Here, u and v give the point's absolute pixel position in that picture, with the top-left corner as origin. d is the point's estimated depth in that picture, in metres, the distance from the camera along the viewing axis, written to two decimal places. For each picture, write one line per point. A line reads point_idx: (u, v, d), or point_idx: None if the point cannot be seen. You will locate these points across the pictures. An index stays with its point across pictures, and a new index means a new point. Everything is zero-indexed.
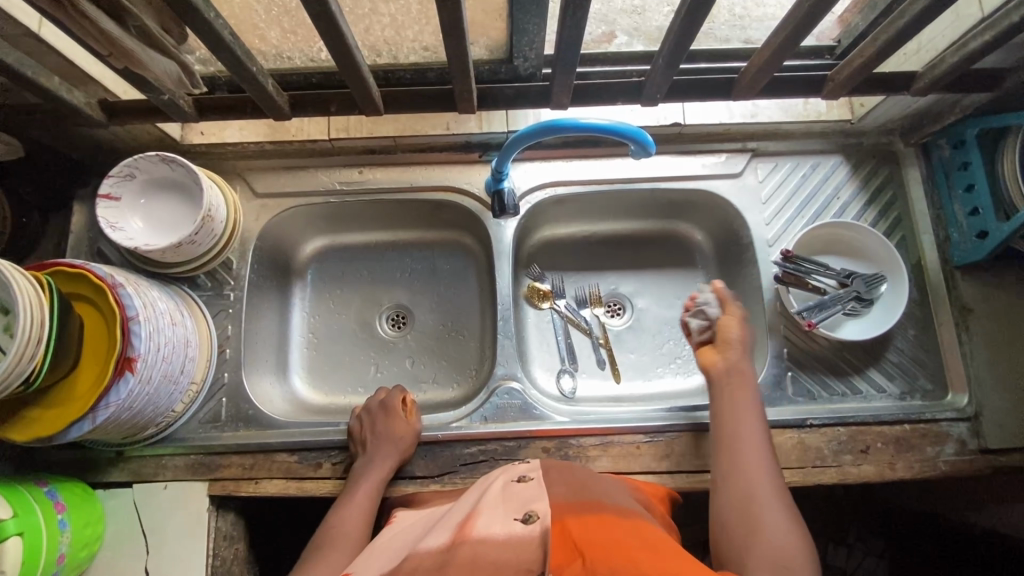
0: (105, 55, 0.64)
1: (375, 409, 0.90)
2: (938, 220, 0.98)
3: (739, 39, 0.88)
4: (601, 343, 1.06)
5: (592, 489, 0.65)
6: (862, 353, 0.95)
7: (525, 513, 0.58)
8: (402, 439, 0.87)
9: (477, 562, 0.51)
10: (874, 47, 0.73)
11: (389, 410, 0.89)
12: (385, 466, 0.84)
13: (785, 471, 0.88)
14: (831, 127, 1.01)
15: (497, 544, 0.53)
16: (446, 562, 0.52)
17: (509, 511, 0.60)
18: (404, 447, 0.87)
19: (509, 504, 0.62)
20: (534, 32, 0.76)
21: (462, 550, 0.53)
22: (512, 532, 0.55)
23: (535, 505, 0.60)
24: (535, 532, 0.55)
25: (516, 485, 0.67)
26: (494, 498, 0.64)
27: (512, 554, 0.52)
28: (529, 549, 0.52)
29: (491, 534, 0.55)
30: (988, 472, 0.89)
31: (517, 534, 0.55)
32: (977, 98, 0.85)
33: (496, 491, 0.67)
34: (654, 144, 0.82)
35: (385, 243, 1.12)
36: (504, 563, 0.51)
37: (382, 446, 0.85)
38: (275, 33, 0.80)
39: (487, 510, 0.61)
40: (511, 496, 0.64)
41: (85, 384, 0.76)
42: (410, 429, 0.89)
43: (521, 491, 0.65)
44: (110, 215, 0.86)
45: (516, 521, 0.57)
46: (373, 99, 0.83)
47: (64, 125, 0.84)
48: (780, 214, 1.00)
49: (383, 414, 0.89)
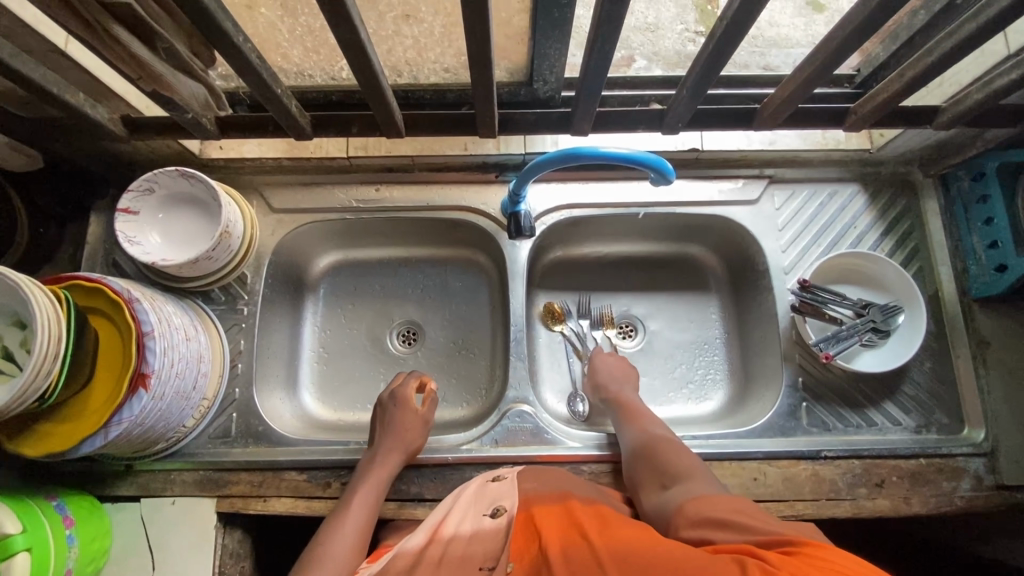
0: (133, 78, 0.64)
1: (388, 399, 0.92)
2: (955, 252, 0.97)
3: (758, 64, 0.93)
4: None
5: (564, 485, 0.76)
6: (879, 386, 0.94)
7: (493, 508, 0.71)
8: (414, 428, 0.89)
9: (446, 561, 0.63)
10: (899, 84, 0.73)
11: (401, 399, 0.91)
12: (397, 456, 0.85)
13: (798, 503, 0.87)
14: (850, 155, 1.01)
15: (463, 543, 0.65)
16: (424, 557, 0.64)
17: (480, 508, 0.72)
18: (416, 437, 0.88)
19: (478, 502, 0.73)
20: (555, 57, 0.76)
21: (433, 551, 0.65)
22: (478, 527, 0.68)
23: (501, 502, 0.71)
24: (499, 526, 0.67)
25: (492, 483, 0.78)
26: (469, 497, 0.75)
27: (477, 548, 0.64)
28: (490, 542, 0.65)
29: (459, 532, 0.67)
30: (1005, 509, 0.88)
31: (483, 528, 0.67)
32: (998, 133, 0.85)
33: (472, 488, 0.77)
34: (674, 171, 0.81)
35: (398, 259, 1.12)
36: (471, 557, 0.63)
37: (394, 437, 0.87)
38: (298, 50, 0.81)
39: (459, 508, 0.72)
40: (484, 494, 0.75)
41: (99, 399, 0.76)
42: (422, 419, 0.90)
43: (494, 489, 0.75)
44: (129, 229, 0.86)
45: (485, 516, 0.69)
46: (396, 123, 0.82)
47: (85, 140, 0.84)
48: (796, 241, 0.99)
49: (395, 404, 0.90)
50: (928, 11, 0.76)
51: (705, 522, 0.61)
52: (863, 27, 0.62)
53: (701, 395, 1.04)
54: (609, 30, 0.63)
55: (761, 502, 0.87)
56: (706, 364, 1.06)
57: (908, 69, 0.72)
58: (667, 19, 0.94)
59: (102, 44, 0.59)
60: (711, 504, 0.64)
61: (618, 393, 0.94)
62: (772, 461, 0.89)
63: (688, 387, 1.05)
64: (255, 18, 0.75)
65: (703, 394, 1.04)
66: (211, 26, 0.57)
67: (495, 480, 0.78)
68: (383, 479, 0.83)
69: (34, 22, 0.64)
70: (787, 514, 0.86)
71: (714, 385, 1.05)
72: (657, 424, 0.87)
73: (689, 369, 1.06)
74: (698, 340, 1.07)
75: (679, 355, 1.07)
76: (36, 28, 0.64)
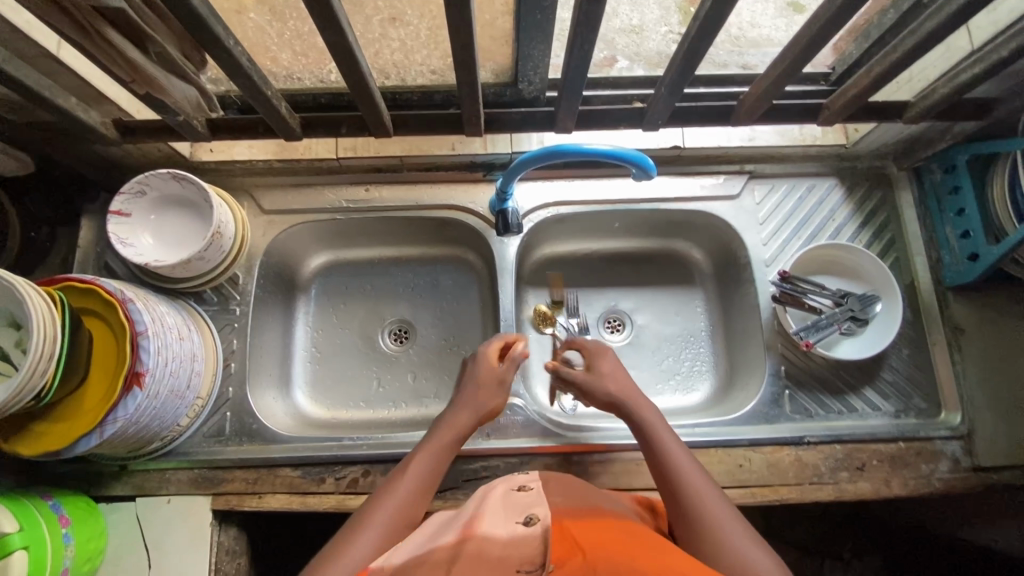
0: (128, 82, 0.66)
1: (468, 360, 0.88)
2: (930, 242, 1.01)
3: (737, 64, 0.95)
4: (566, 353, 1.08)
5: (594, 499, 0.68)
6: (858, 372, 0.97)
7: (526, 516, 0.61)
8: (489, 386, 0.84)
9: (484, 555, 0.53)
10: (868, 78, 0.76)
11: (479, 358, 0.86)
12: (470, 414, 0.81)
13: (782, 488, 0.90)
14: (827, 151, 1.04)
15: (501, 543, 0.55)
16: (456, 554, 0.54)
17: (511, 515, 0.62)
18: (493, 398, 0.83)
19: (509, 509, 0.64)
20: (539, 57, 0.78)
21: (467, 547, 0.54)
22: (515, 533, 0.57)
23: (534, 511, 0.62)
24: (536, 533, 0.57)
25: (518, 491, 0.70)
26: (494, 503, 0.66)
27: (515, 550, 0.54)
28: (530, 546, 0.55)
29: (494, 534, 0.57)
30: (981, 489, 0.91)
31: (520, 534, 0.57)
32: (967, 126, 0.89)
33: (496, 495, 0.69)
34: (655, 168, 0.83)
35: (389, 259, 1.14)
36: (511, 558, 0.53)
37: (470, 394, 0.82)
38: (287, 54, 0.83)
39: (489, 512, 0.63)
40: (512, 504, 0.65)
41: (93, 399, 0.77)
42: (500, 378, 0.85)
43: (520, 500, 0.67)
44: (122, 231, 0.87)
45: (518, 523, 0.59)
46: (385, 123, 0.85)
47: (76, 143, 0.85)
48: (777, 234, 1.02)
49: (474, 362, 0.86)
50: (897, 9, 0.79)
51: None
52: (829, 25, 0.65)
53: (688, 387, 1.07)
54: (588, 30, 0.66)
55: (746, 487, 0.89)
56: (692, 357, 1.08)
57: (876, 65, 0.75)
58: (652, 21, 0.91)
59: (99, 50, 0.61)
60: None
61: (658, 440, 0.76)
62: (756, 448, 0.92)
63: (675, 379, 1.07)
64: (244, 22, 0.78)
65: (690, 385, 1.06)
66: (202, 27, 0.59)
67: (520, 488, 0.71)
68: (455, 438, 0.78)
69: (27, 27, 0.66)
70: (771, 499, 0.89)
71: (700, 377, 1.07)
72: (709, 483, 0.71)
73: (676, 362, 1.08)
74: (685, 334, 1.10)
75: (667, 349, 1.09)
76: (30, 33, 0.66)
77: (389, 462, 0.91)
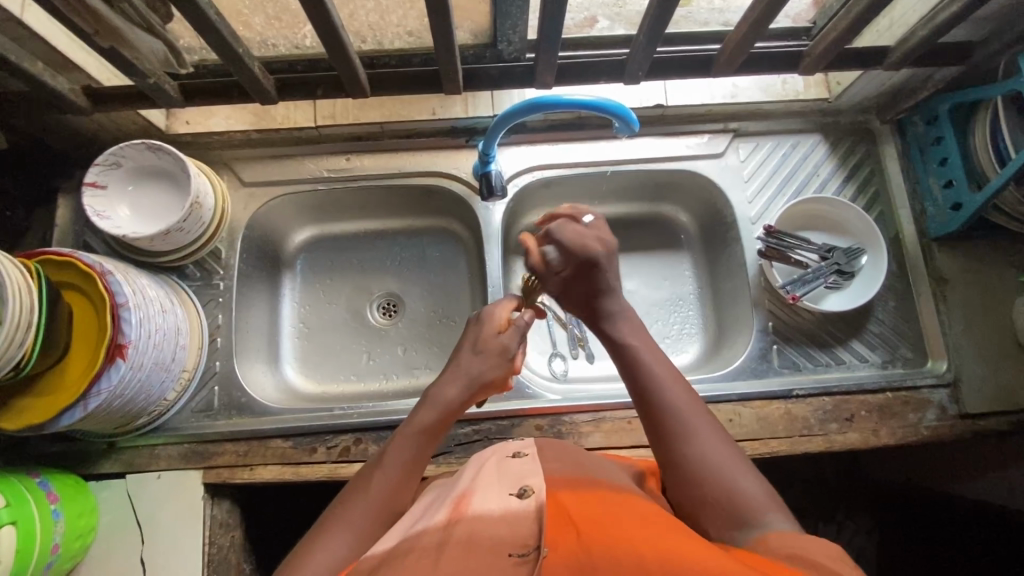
0: (92, 33, 0.66)
1: (472, 321, 0.76)
2: (914, 195, 1.01)
3: (718, 22, 0.89)
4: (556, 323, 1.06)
5: (589, 468, 0.64)
6: (845, 325, 0.97)
7: (520, 487, 0.56)
8: (489, 354, 0.72)
9: (475, 540, 0.49)
10: (846, 22, 0.76)
11: (485, 317, 0.74)
12: (457, 386, 0.70)
13: (773, 441, 0.90)
14: (810, 106, 1.03)
15: (494, 522, 0.51)
16: (443, 540, 0.50)
17: (504, 486, 0.57)
18: (493, 367, 0.71)
19: (501, 479, 0.59)
20: (517, 15, 0.77)
21: (458, 530, 0.51)
22: (507, 509, 0.53)
23: (528, 480, 0.57)
24: (532, 508, 0.52)
25: (512, 459, 0.64)
26: (487, 472, 0.61)
27: (509, 533, 0.50)
28: (522, 526, 0.50)
29: (486, 511, 0.53)
30: (969, 436, 0.92)
31: (513, 510, 0.53)
32: (947, 73, 0.89)
33: (489, 465, 0.64)
34: (638, 121, 0.83)
35: (374, 232, 1.12)
36: (502, 542, 0.49)
37: (459, 366, 0.71)
38: (260, 18, 0.82)
39: (480, 486, 0.58)
40: (505, 472, 0.60)
41: (76, 370, 0.76)
42: (502, 347, 0.72)
43: (516, 467, 0.61)
44: (99, 203, 0.87)
45: (511, 496, 0.55)
46: (361, 82, 0.83)
47: (48, 114, 0.83)
48: (762, 192, 1.02)
49: (478, 323, 0.74)
50: None
51: (787, 562, 0.49)
52: None
53: (678, 348, 1.07)
54: None
55: (736, 441, 0.89)
56: (682, 319, 1.08)
57: (854, 7, 0.75)
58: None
59: (61, 2, 0.60)
60: (802, 546, 0.51)
61: (641, 362, 0.69)
62: (746, 402, 0.92)
63: (666, 341, 1.07)
64: None
65: (681, 347, 1.06)
66: None
67: (515, 456, 0.65)
68: (441, 417, 0.69)
69: None
70: (762, 451, 0.89)
71: (691, 338, 1.07)
72: (700, 412, 0.65)
73: (665, 325, 1.08)
74: (673, 297, 1.10)
75: (656, 313, 1.08)
76: None
77: (380, 430, 0.91)
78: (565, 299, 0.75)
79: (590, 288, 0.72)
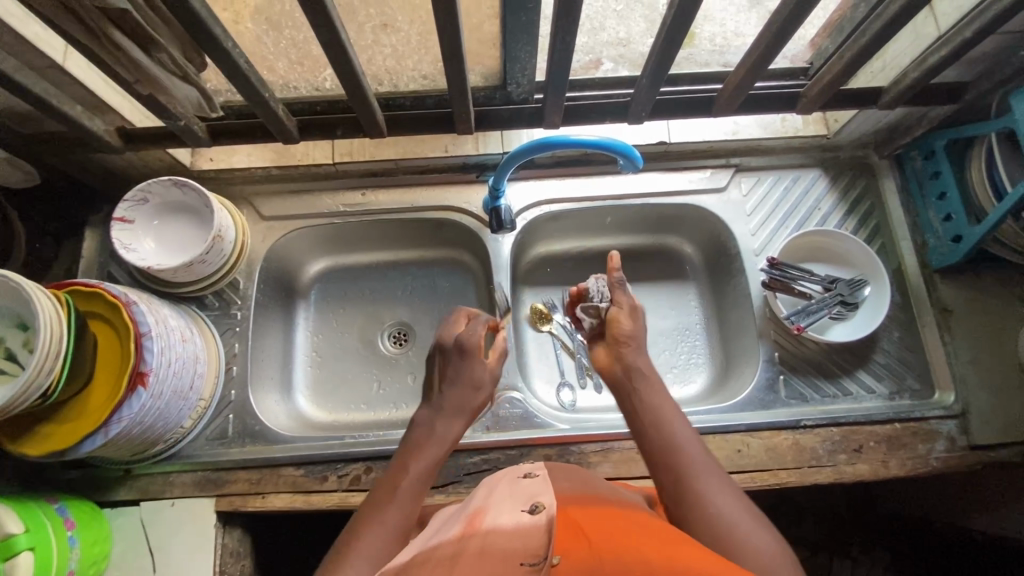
0: (132, 82, 0.71)
1: (451, 350, 0.78)
2: (914, 228, 1.03)
3: (718, 63, 0.93)
4: (564, 351, 1.08)
5: (596, 485, 0.65)
6: (851, 356, 0.98)
7: (532, 504, 0.57)
8: (482, 382, 0.76)
9: (488, 550, 0.50)
10: (841, 64, 0.80)
11: (470, 349, 0.76)
12: (460, 420, 0.73)
13: (780, 472, 0.91)
14: (809, 142, 1.07)
15: (506, 535, 0.52)
16: (458, 552, 0.50)
17: (517, 504, 0.58)
18: (474, 397, 0.75)
19: (514, 498, 0.59)
20: (525, 59, 0.80)
21: (472, 542, 0.52)
22: (519, 523, 0.53)
23: (540, 498, 0.58)
24: (542, 522, 0.53)
25: (523, 479, 0.65)
26: (500, 493, 0.62)
27: (520, 543, 0.50)
28: (534, 537, 0.51)
29: (499, 525, 0.53)
30: (979, 468, 0.91)
31: (525, 525, 0.53)
32: (941, 111, 0.92)
33: (500, 486, 0.64)
34: (642, 158, 0.87)
35: (386, 263, 1.16)
36: (513, 552, 0.49)
37: (458, 394, 0.74)
38: (284, 63, 0.85)
39: (494, 505, 0.59)
40: (517, 491, 0.61)
41: (99, 399, 0.78)
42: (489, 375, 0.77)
43: (526, 486, 0.62)
44: (125, 237, 0.91)
45: (523, 512, 0.55)
46: (378, 122, 0.87)
47: (83, 153, 0.88)
48: (764, 225, 1.05)
49: (462, 355, 0.76)
50: None
51: None
52: (795, 13, 0.69)
53: (685, 379, 1.07)
54: (569, 21, 0.68)
55: (744, 472, 0.90)
56: (689, 350, 1.09)
57: (847, 51, 0.79)
58: (638, 33, 0.91)
59: (103, 51, 0.65)
60: None
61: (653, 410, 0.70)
62: (754, 433, 0.93)
63: (673, 371, 1.08)
64: (243, 32, 0.80)
65: (687, 377, 1.07)
66: (204, 32, 0.63)
67: (525, 476, 0.66)
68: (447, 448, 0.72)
69: (36, 40, 0.70)
70: (770, 482, 0.90)
71: (697, 369, 1.08)
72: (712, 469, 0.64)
73: (672, 355, 1.09)
74: (679, 327, 1.11)
75: (662, 342, 1.10)
76: (39, 46, 0.70)
77: (391, 458, 0.92)
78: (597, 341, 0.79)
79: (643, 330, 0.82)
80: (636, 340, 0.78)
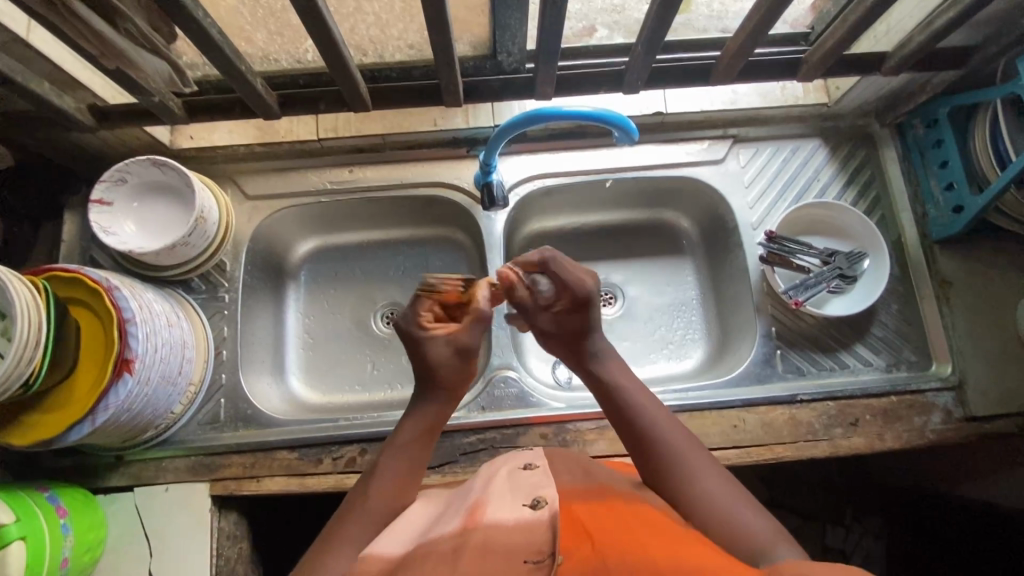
0: (97, 55, 0.67)
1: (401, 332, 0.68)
2: (915, 198, 1.01)
3: (717, 28, 0.89)
4: None
5: (597, 476, 0.64)
6: (848, 330, 0.97)
7: (533, 497, 0.55)
8: (448, 363, 0.66)
9: (489, 547, 0.49)
10: (844, 28, 0.77)
11: (413, 335, 0.66)
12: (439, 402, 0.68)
13: (777, 446, 0.91)
14: (809, 111, 1.04)
15: (509, 531, 0.51)
16: (458, 547, 0.50)
17: (517, 497, 0.57)
18: (458, 375, 0.68)
19: (515, 491, 0.58)
20: (516, 26, 0.77)
21: (474, 537, 0.51)
22: (521, 518, 0.53)
23: (541, 491, 0.57)
24: (544, 517, 0.52)
25: (523, 470, 0.64)
26: (500, 484, 0.61)
27: (523, 539, 0.50)
28: (536, 533, 0.50)
29: (500, 520, 0.52)
30: (975, 439, 0.92)
31: (527, 520, 0.52)
32: (946, 77, 0.89)
33: (500, 476, 0.63)
34: (637, 130, 0.84)
35: (377, 242, 1.13)
36: (516, 550, 0.49)
37: (430, 379, 0.67)
38: (262, 34, 0.81)
39: (495, 497, 0.58)
40: (517, 485, 0.60)
41: (83, 386, 0.76)
42: (455, 352, 0.66)
43: (527, 478, 0.61)
44: (104, 219, 0.88)
45: (525, 506, 0.54)
46: (362, 95, 0.84)
47: (55, 132, 0.85)
48: (763, 198, 1.02)
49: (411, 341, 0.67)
50: None
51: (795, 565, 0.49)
52: None
53: (681, 354, 1.06)
54: None
55: (741, 447, 0.90)
56: (686, 325, 1.08)
57: (851, 14, 0.76)
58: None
59: (64, 22, 0.62)
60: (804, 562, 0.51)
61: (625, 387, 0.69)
62: (750, 408, 0.92)
63: (669, 347, 1.07)
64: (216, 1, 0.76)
65: (683, 353, 1.06)
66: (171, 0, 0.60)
67: (526, 467, 0.65)
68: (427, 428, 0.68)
69: None
70: (767, 457, 0.90)
71: (694, 344, 1.07)
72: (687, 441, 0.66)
73: (668, 331, 1.07)
74: (677, 302, 1.10)
75: (658, 318, 1.08)
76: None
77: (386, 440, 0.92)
78: (546, 339, 0.73)
79: (579, 327, 0.71)
80: (584, 335, 0.71)
